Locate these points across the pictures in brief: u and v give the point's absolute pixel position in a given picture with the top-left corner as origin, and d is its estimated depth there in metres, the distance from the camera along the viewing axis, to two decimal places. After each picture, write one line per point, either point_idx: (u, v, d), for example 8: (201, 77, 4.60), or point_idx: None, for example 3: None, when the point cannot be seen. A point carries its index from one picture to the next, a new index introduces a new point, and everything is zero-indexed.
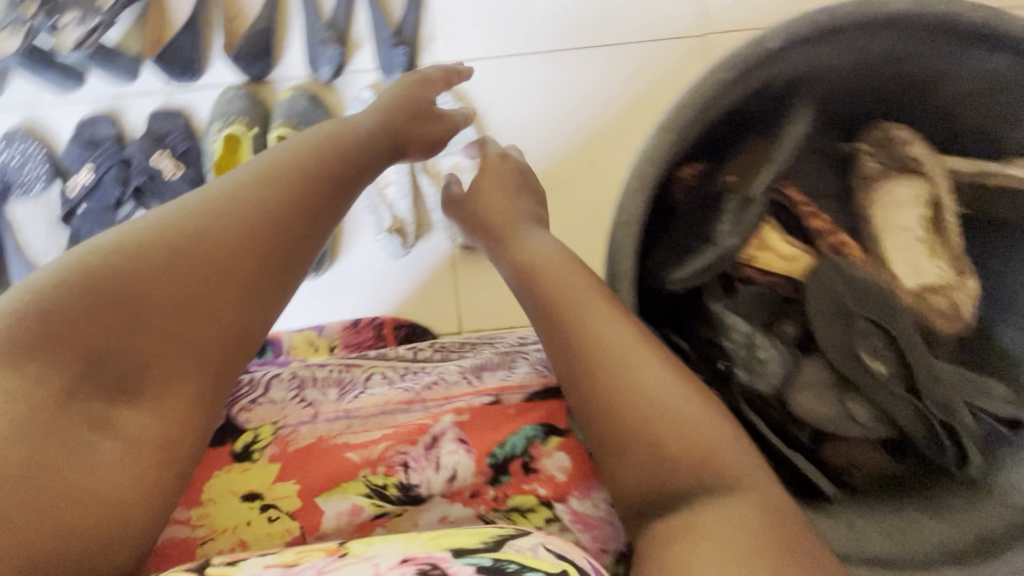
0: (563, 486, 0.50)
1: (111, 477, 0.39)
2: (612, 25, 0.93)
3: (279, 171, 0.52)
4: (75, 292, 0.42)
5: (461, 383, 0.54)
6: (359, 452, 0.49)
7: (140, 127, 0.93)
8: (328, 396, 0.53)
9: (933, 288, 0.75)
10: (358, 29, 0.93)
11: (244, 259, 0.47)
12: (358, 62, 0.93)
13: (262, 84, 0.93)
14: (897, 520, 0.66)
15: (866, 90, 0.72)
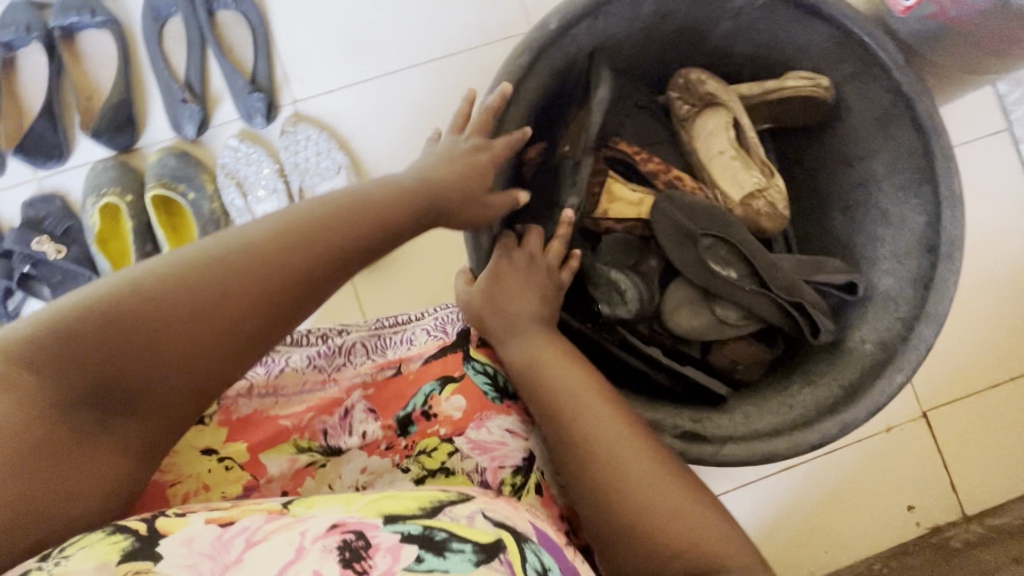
0: (460, 423, 0.63)
1: (88, 472, 0.40)
2: (446, 35, 1.01)
3: (330, 218, 0.51)
4: (77, 322, 0.40)
5: (365, 362, 0.69)
6: (290, 420, 0.64)
7: (16, 218, 0.96)
8: (257, 373, 0.67)
9: (754, 192, 0.85)
10: (215, 83, 0.98)
11: (258, 306, 0.45)
12: (221, 116, 0.99)
13: (131, 153, 0.97)
14: (776, 399, 0.80)
15: (654, 45, 0.85)
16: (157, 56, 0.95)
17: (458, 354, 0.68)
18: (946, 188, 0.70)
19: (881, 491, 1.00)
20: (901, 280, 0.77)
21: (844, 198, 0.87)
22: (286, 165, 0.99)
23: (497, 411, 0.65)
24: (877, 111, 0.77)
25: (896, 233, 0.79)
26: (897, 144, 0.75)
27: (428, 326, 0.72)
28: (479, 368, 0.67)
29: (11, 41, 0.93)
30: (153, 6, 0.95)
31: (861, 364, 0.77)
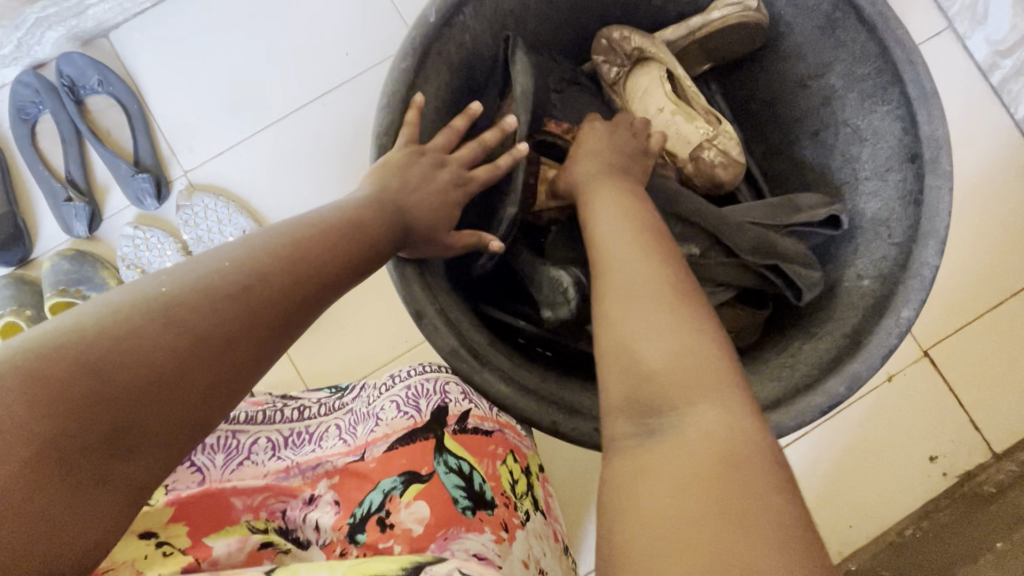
0: (420, 541, 0.50)
1: (81, 518, 0.30)
2: (332, 67, 0.94)
3: (323, 230, 0.46)
4: (52, 355, 0.32)
5: (333, 445, 0.59)
6: (243, 498, 0.53)
7: None
8: (216, 462, 0.57)
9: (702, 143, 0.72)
10: (100, 174, 0.92)
11: (251, 327, 0.38)
12: (112, 205, 0.92)
13: (29, 266, 0.91)
14: (773, 359, 0.64)
15: (558, 17, 0.73)
16: (34, 159, 0.91)
17: (429, 440, 0.56)
18: (914, 82, 0.58)
19: (891, 448, 0.93)
20: (885, 203, 0.64)
21: (809, 123, 0.73)
22: (189, 242, 0.91)
23: (468, 527, 0.51)
24: (817, 19, 0.65)
25: (873, 148, 0.65)
26: (846, 43, 0.63)
27: (397, 397, 0.60)
28: (452, 464, 0.55)
29: None
30: (21, 107, 0.91)
31: (859, 305, 0.61)
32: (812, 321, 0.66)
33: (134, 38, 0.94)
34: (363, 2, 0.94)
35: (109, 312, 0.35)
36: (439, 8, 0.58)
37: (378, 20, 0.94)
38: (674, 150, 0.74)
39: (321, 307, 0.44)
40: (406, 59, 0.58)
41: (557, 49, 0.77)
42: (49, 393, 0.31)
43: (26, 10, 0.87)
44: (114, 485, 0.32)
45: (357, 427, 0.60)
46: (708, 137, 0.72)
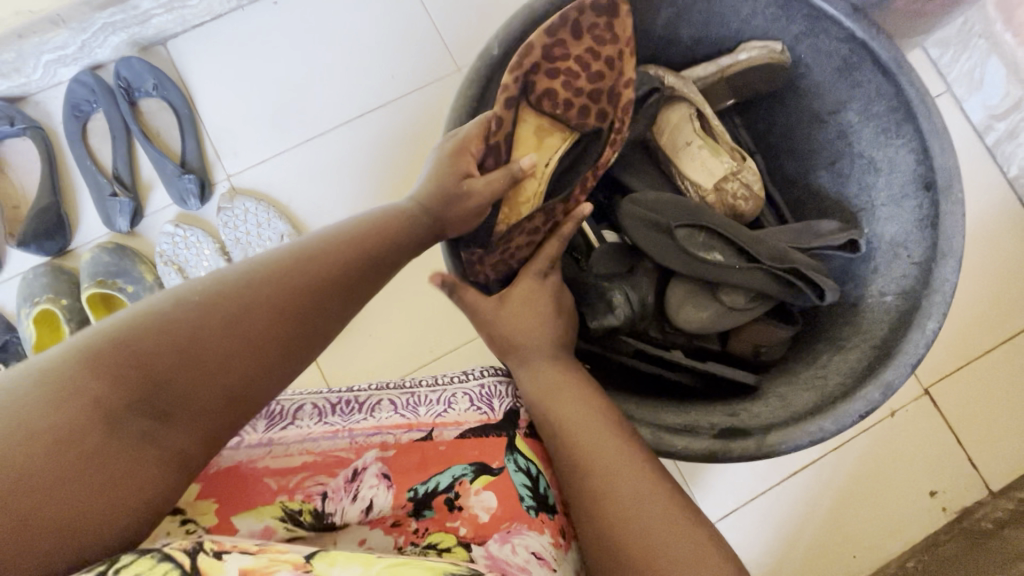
0: (485, 528, 0.53)
1: (127, 485, 0.35)
2: (376, 87, 1.00)
3: (354, 240, 0.53)
4: (117, 335, 0.38)
5: (390, 416, 0.59)
6: (277, 478, 0.52)
7: None
8: (257, 427, 0.57)
9: (726, 177, 0.77)
10: (145, 171, 0.95)
11: (281, 326, 0.44)
12: (155, 202, 0.95)
13: (65, 255, 0.92)
14: (811, 372, 0.71)
15: None
16: (84, 154, 0.93)
17: (501, 438, 0.58)
18: (926, 119, 0.63)
19: (895, 482, 0.96)
20: (904, 225, 0.69)
21: (826, 153, 0.79)
22: (227, 243, 0.94)
23: (530, 525, 0.53)
24: (835, 62, 0.72)
25: (888, 178, 0.71)
26: (863, 85, 0.70)
27: (471, 392, 0.62)
28: (521, 464, 0.57)
29: None
30: (75, 105, 0.95)
31: (885, 319, 0.68)
32: (841, 331, 0.73)
33: (190, 47, 0.99)
34: (407, 28, 1.01)
35: (158, 303, 0.41)
36: (502, 42, 0.65)
37: (423, 46, 1.00)
38: (699, 181, 0.79)
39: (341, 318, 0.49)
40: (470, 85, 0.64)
41: None
42: (104, 361, 0.36)
43: (95, 16, 0.90)
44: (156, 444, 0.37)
45: (420, 406, 0.60)
46: (732, 172, 0.77)
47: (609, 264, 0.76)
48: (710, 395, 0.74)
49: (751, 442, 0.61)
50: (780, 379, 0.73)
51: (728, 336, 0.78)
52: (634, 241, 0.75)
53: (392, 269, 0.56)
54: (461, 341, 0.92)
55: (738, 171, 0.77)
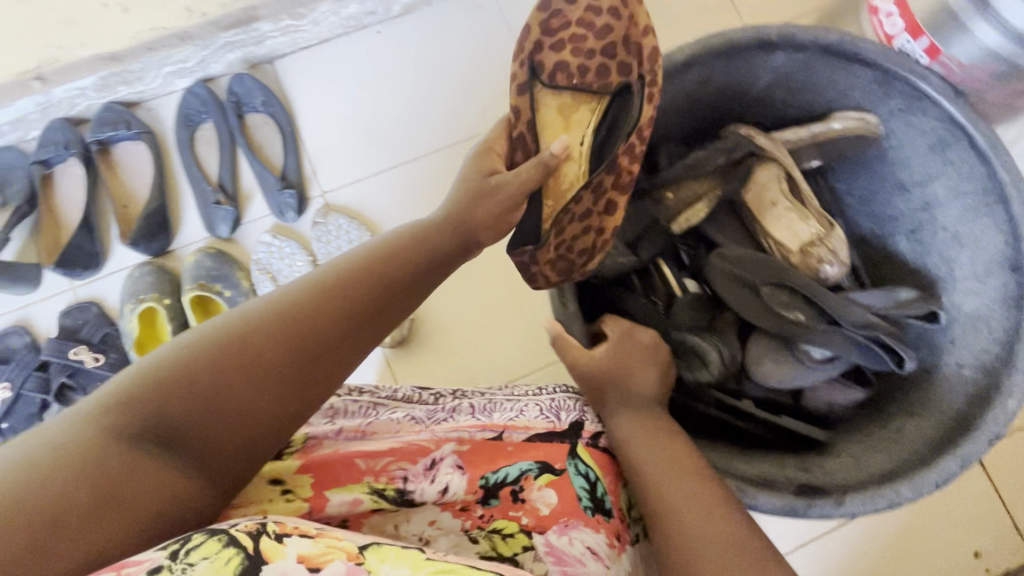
0: (545, 519, 0.55)
1: (133, 516, 0.35)
2: (468, 118, 1.05)
3: (365, 266, 0.53)
4: (132, 385, 0.40)
5: (468, 418, 0.58)
6: (365, 460, 0.52)
7: (53, 329, 0.94)
8: (353, 420, 0.56)
9: (812, 241, 0.81)
10: (246, 182, 1.00)
11: (295, 356, 0.45)
12: (253, 212, 1.00)
13: (165, 256, 0.97)
14: (884, 437, 0.74)
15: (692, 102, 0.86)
16: (191, 162, 0.99)
17: (565, 445, 0.59)
18: (1018, 205, 0.67)
19: (941, 541, 0.99)
20: (986, 301, 0.73)
21: (911, 220, 0.84)
22: (319, 257, 0.98)
23: (586, 523, 0.55)
24: (928, 138, 0.76)
25: (972, 254, 0.75)
26: (954, 164, 0.74)
27: (541, 403, 0.63)
28: (581, 469, 0.58)
29: (51, 159, 0.95)
30: (187, 115, 1.01)
31: (963, 392, 0.71)
32: (916, 399, 0.76)
33: (295, 68, 1.04)
34: (503, 68, 1.06)
35: (177, 344, 0.43)
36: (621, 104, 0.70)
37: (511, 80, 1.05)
38: (784, 241, 0.82)
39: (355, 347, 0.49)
40: None
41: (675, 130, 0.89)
42: (113, 404, 0.39)
43: (218, 35, 0.96)
44: (169, 473, 0.38)
45: (495, 410, 0.60)
46: (818, 237, 0.82)
47: (693, 316, 0.81)
48: (782, 448, 0.78)
49: (832, 500, 0.64)
50: (852, 438, 0.77)
51: (802, 392, 0.82)
52: (719, 287, 0.80)
53: (413, 283, 0.56)
54: (536, 368, 0.96)
55: (824, 238, 0.82)
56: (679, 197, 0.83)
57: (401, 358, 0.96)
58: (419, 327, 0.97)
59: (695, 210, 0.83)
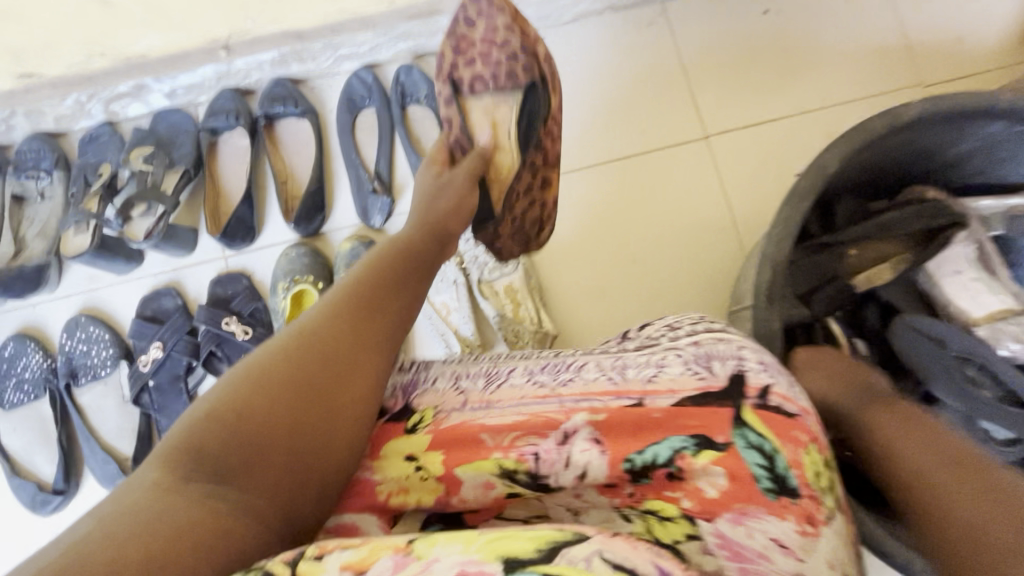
0: (713, 505, 0.41)
1: (197, 547, 0.35)
2: (625, 140, 1.04)
3: (348, 289, 0.53)
4: (186, 431, 0.41)
5: (596, 380, 0.47)
6: (491, 433, 0.44)
7: (203, 295, 0.96)
8: (476, 385, 0.49)
9: (1005, 315, 0.77)
10: (401, 174, 1.00)
11: (308, 377, 0.44)
12: (403, 205, 0.99)
13: (316, 237, 0.98)
14: None
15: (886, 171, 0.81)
16: (351, 147, 0.99)
17: (725, 408, 0.43)
18: None
19: None
20: None
21: None
22: (465, 257, 0.97)
23: (769, 511, 0.40)
24: None
25: None
26: None
27: (683, 352, 0.48)
28: (754, 441, 0.41)
29: (219, 127, 0.97)
30: (352, 99, 1.01)
31: None
32: None
33: None
34: (667, 91, 1.05)
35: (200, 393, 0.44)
36: (842, 160, 0.68)
37: (675, 110, 1.04)
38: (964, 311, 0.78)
39: (346, 335, 0.48)
40: (807, 197, 0.67)
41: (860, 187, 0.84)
42: (171, 452, 0.40)
43: (399, 24, 0.94)
44: (221, 503, 0.38)
45: (630, 366, 0.48)
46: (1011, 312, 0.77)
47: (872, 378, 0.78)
48: None
49: None
50: None
51: None
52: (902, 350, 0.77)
53: (415, 292, 0.58)
54: None
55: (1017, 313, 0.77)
56: (862, 256, 0.80)
57: None
58: (558, 341, 0.97)
59: (877, 274, 0.81)
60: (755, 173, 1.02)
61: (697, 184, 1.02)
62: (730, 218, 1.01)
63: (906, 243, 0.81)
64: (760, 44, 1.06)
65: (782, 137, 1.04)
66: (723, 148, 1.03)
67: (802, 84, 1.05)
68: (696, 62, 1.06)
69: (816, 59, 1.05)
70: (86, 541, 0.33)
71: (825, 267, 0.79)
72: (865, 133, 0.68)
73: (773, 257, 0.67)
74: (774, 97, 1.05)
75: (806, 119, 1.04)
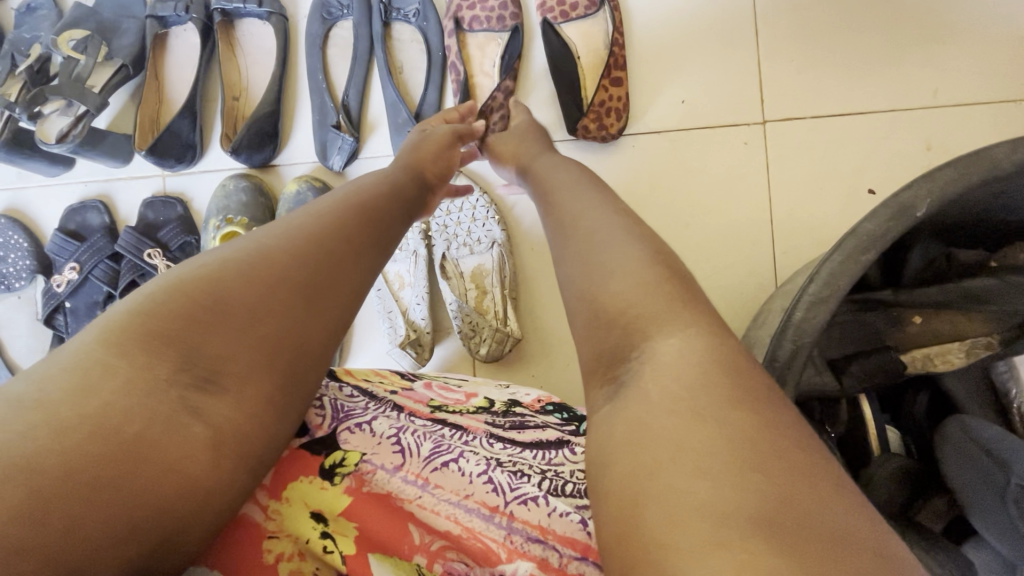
0: None
1: (169, 477, 0.30)
2: (660, 107, 0.82)
3: (345, 200, 0.46)
4: (152, 312, 0.33)
5: (566, 517, 0.38)
6: (420, 528, 0.38)
7: (134, 217, 0.84)
8: (420, 450, 0.40)
9: None
10: (373, 109, 0.82)
11: (307, 288, 0.38)
12: (372, 147, 0.82)
13: (265, 169, 0.83)
14: None
15: (997, 217, 0.58)
16: (319, 66, 0.81)
17: None
18: None
19: None
20: None
21: None
22: (431, 226, 0.82)
23: None
24: None
25: None
26: None
27: None
28: None
29: (167, 17, 0.80)
30: (327, 5, 0.82)
31: None
32: None
33: None
34: (727, 53, 0.81)
35: (201, 264, 0.37)
36: (935, 203, 0.47)
37: (732, 80, 0.81)
38: None
39: (356, 292, 0.42)
40: (870, 249, 0.46)
41: (953, 228, 0.60)
42: (129, 330, 0.32)
43: None
44: (202, 423, 0.32)
45: None
46: None
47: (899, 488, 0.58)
48: None
49: None
50: None
51: None
52: (945, 457, 0.57)
53: (400, 220, 0.50)
54: None
55: None
56: (927, 328, 0.60)
57: (489, 370, 0.81)
58: (522, 343, 0.81)
59: (942, 355, 0.60)
60: (817, 181, 0.80)
61: (735, 184, 0.81)
62: (767, 234, 0.80)
63: (1000, 326, 0.58)
64: (866, 5, 0.79)
65: (865, 139, 0.79)
66: (780, 142, 0.80)
67: (911, 70, 0.79)
68: (773, 21, 0.80)
69: (940, 38, 0.78)
70: (71, 457, 0.27)
71: (871, 330, 0.60)
72: (984, 168, 0.46)
73: (798, 325, 0.47)
74: (870, 83, 0.79)
75: (904, 119, 0.79)
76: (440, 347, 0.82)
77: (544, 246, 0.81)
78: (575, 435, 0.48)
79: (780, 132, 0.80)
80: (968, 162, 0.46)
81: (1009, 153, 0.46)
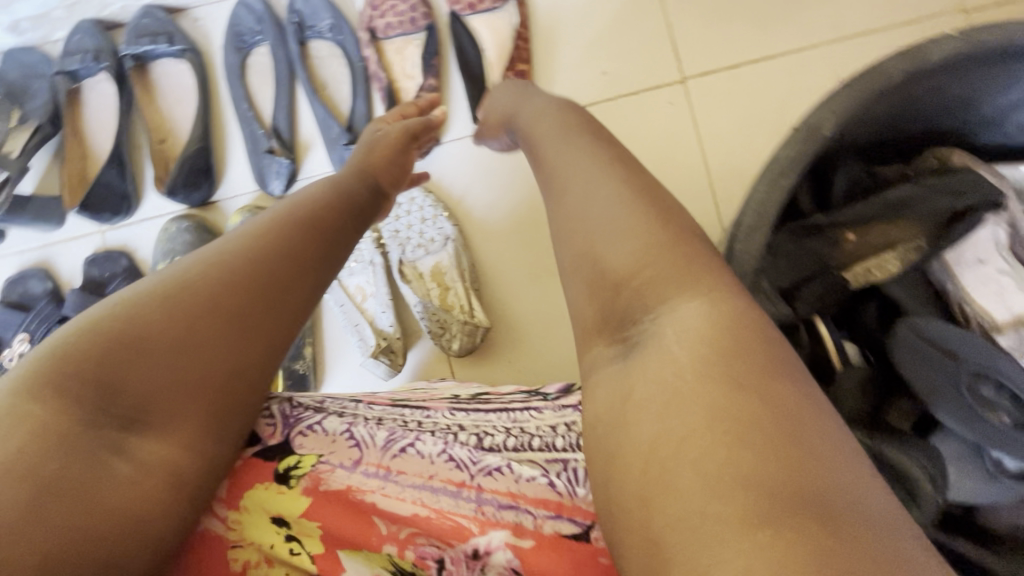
0: None
1: (92, 519, 0.30)
2: (584, 82, 0.84)
3: (278, 216, 0.46)
4: (71, 357, 0.33)
5: (534, 481, 0.39)
6: (384, 520, 0.38)
7: (78, 278, 0.82)
8: (375, 439, 0.40)
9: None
10: (305, 129, 0.82)
11: (242, 310, 0.38)
12: (311, 166, 0.82)
13: (206, 207, 0.82)
14: None
15: (903, 128, 0.62)
16: (242, 95, 0.80)
17: None
18: None
19: None
20: None
21: None
22: (383, 234, 0.82)
23: None
24: None
25: None
26: None
27: None
28: None
29: (77, 70, 0.79)
30: (238, 34, 0.81)
31: None
32: None
33: None
34: (637, 21, 0.84)
35: (120, 301, 0.36)
36: (839, 120, 0.49)
37: (647, 46, 0.84)
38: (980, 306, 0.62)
39: (299, 306, 0.41)
40: (789, 173, 0.49)
41: (870, 145, 0.64)
42: (44, 376, 0.32)
43: None
44: (125, 460, 0.32)
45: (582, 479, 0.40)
46: None
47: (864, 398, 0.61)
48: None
49: None
50: None
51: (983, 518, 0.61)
52: (896, 361, 0.61)
53: (342, 225, 0.50)
54: None
55: None
56: (864, 241, 0.63)
57: (465, 364, 0.82)
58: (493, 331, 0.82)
59: (882, 265, 0.63)
60: (744, 127, 0.83)
61: (669, 143, 0.84)
62: (707, 186, 0.83)
63: (930, 226, 0.62)
64: None
65: (779, 81, 0.83)
66: (702, 96, 0.83)
67: (809, 10, 0.83)
68: None
69: None
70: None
71: (817, 254, 0.62)
72: (876, 81, 0.49)
73: (739, 256, 0.50)
74: (774, 28, 0.83)
75: (812, 56, 0.83)
76: (413, 351, 0.82)
77: (497, 234, 0.83)
78: (545, 401, 0.50)
79: (700, 88, 0.83)
80: (862, 77, 0.49)
81: (895, 64, 0.49)
